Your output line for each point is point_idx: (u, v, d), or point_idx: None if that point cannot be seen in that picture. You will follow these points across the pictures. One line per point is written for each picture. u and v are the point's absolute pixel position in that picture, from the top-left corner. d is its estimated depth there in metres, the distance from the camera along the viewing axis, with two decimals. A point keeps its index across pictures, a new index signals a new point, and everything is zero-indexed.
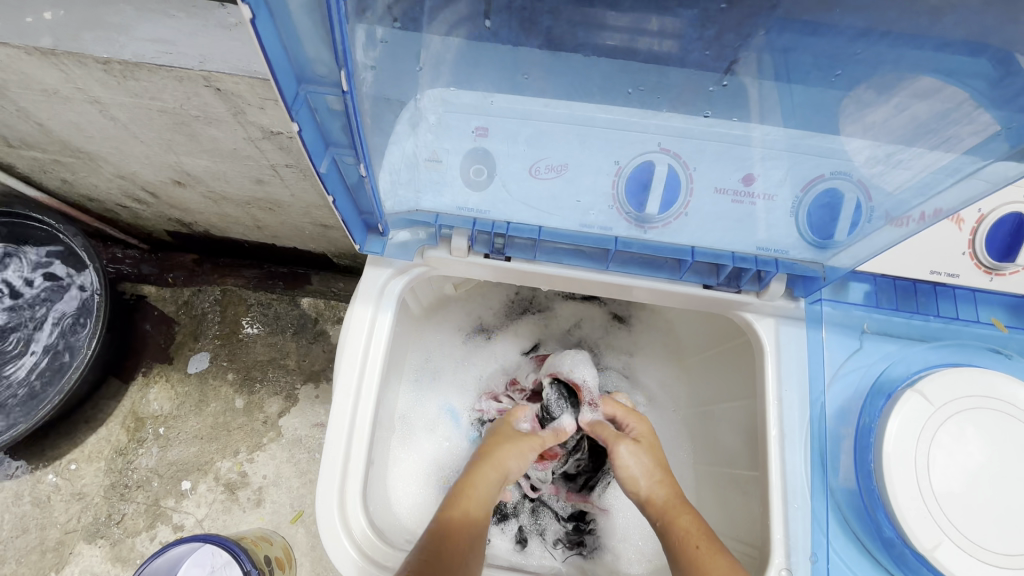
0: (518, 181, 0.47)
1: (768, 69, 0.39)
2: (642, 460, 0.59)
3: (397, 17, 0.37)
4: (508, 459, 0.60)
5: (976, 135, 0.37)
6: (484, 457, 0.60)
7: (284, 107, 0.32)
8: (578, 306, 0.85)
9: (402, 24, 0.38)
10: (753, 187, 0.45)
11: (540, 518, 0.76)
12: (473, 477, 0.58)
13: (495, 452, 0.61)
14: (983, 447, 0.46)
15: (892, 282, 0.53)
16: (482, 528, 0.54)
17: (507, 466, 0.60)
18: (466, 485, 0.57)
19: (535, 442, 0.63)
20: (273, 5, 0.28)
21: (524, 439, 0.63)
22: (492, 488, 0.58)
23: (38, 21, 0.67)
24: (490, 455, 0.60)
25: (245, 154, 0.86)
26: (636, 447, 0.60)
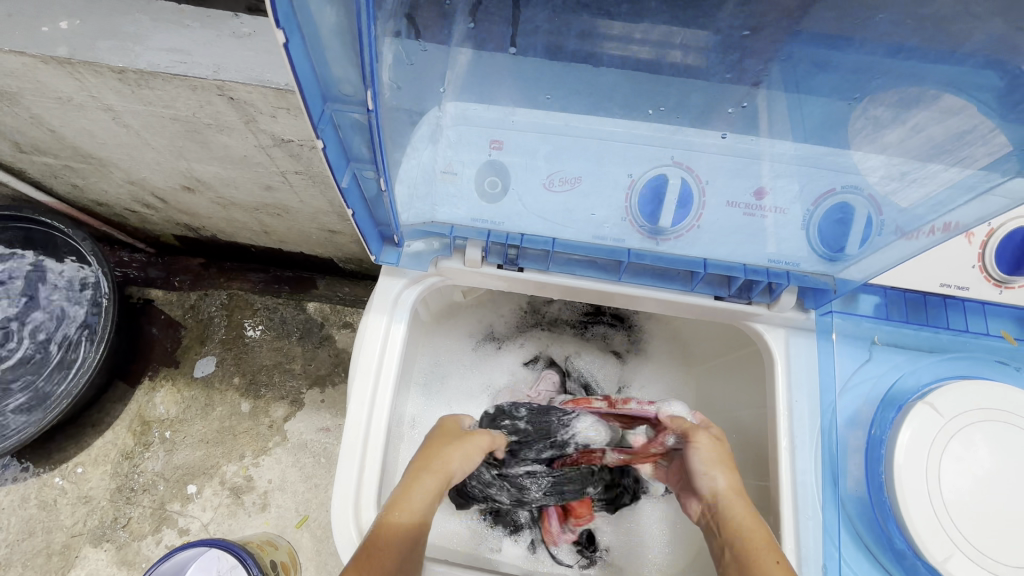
0: (533, 195, 0.48)
1: (791, 89, 0.39)
2: (720, 450, 0.55)
3: (425, 41, 0.37)
4: (447, 475, 0.54)
5: (992, 155, 0.38)
6: (435, 466, 0.54)
7: (311, 126, 0.33)
8: (581, 341, 0.86)
9: (433, 47, 0.38)
10: (764, 202, 0.46)
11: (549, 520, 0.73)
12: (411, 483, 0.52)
13: (429, 456, 0.55)
14: (996, 459, 0.46)
15: (903, 294, 0.54)
16: (422, 534, 0.50)
17: (450, 475, 0.54)
18: (406, 487, 0.51)
19: (478, 447, 0.58)
20: (306, 31, 0.29)
21: (472, 444, 0.58)
22: (429, 496, 0.52)
23: (54, 30, 0.68)
24: (433, 460, 0.54)
25: (255, 161, 0.87)
26: (715, 444, 0.55)
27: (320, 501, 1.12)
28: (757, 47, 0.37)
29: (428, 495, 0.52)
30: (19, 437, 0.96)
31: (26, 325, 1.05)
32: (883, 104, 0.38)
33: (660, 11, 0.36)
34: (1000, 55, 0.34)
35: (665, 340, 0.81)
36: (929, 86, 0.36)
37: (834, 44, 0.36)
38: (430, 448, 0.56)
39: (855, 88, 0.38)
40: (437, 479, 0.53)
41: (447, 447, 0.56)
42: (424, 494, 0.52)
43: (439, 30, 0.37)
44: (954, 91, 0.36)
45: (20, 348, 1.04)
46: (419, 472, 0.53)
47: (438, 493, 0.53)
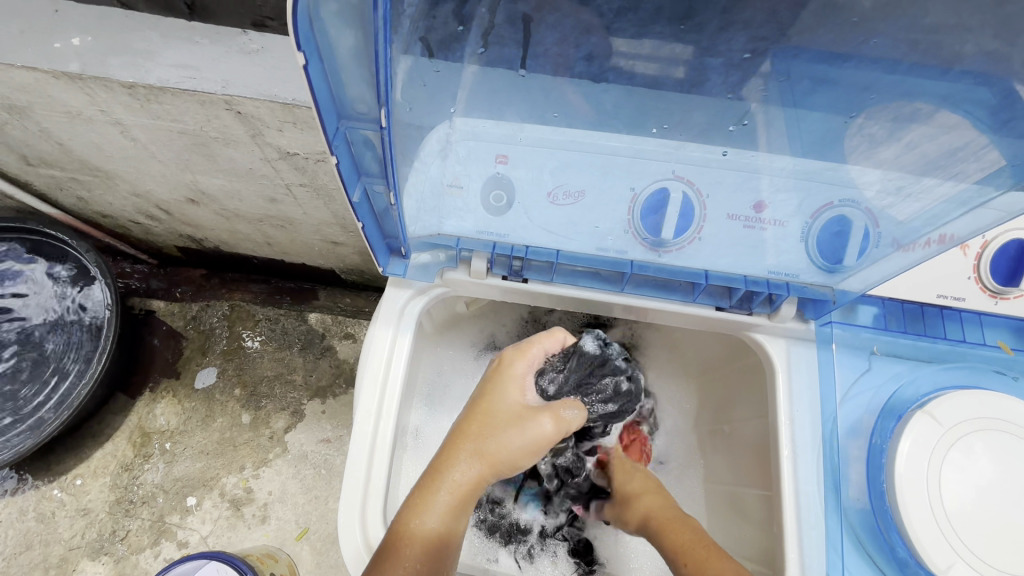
0: (538, 208, 0.49)
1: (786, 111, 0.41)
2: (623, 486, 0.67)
3: (441, 63, 0.39)
4: (496, 466, 0.53)
5: (984, 171, 0.39)
6: (473, 454, 0.52)
7: (326, 142, 0.34)
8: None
9: (444, 68, 0.40)
10: (763, 214, 0.47)
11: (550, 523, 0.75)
12: (446, 463, 0.52)
13: (466, 444, 0.52)
14: (996, 467, 0.47)
15: (900, 305, 0.55)
16: (457, 520, 0.51)
17: (490, 460, 0.52)
18: (439, 470, 0.51)
19: (529, 431, 0.53)
20: (324, 53, 0.30)
21: (518, 429, 0.53)
22: (464, 479, 0.51)
23: (67, 47, 0.70)
24: (469, 445, 0.52)
25: (260, 174, 0.88)
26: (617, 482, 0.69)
27: (320, 513, 1.11)
28: (756, 67, 0.38)
29: (467, 482, 0.51)
30: (20, 449, 0.96)
31: (24, 337, 1.05)
32: (878, 121, 0.39)
33: (663, 34, 0.37)
34: (993, 76, 0.35)
35: (666, 350, 0.81)
36: (922, 106, 0.37)
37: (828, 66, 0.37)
38: (469, 429, 0.53)
39: (852, 107, 0.39)
40: (476, 465, 0.52)
41: (493, 432, 0.53)
42: (461, 484, 0.51)
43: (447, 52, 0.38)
44: (947, 109, 0.37)
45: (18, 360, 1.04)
46: (453, 461, 0.52)
47: (470, 481, 0.51)
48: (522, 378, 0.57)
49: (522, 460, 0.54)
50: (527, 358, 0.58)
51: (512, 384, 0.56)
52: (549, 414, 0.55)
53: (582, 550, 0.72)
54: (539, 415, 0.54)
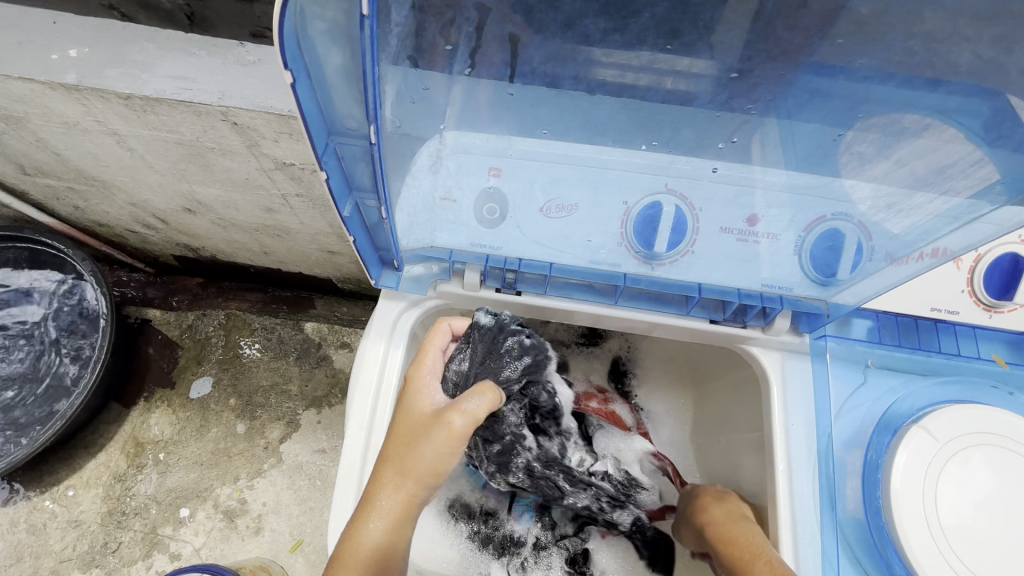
0: (531, 221, 0.49)
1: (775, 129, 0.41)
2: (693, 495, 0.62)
3: (432, 80, 0.39)
4: (421, 481, 0.48)
5: (973, 188, 0.39)
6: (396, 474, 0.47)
7: (315, 158, 0.34)
8: (583, 361, 0.85)
9: (435, 85, 0.40)
10: (756, 228, 0.47)
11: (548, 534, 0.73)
12: (372, 488, 0.48)
13: (388, 467, 0.48)
14: (993, 483, 0.46)
15: (895, 318, 0.55)
16: (392, 545, 0.47)
17: (410, 479, 0.47)
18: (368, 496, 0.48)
19: (440, 438, 0.46)
20: (312, 71, 0.30)
21: (428, 439, 0.47)
22: (389, 503, 0.47)
23: (64, 58, 0.70)
24: (389, 465, 0.48)
25: (256, 184, 0.88)
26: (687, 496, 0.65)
27: (315, 524, 1.10)
28: (746, 84, 0.38)
29: (393, 505, 0.47)
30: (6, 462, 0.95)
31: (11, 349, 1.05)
32: (866, 138, 0.39)
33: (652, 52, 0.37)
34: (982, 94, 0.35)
35: (663, 361, 0.81)
36: (911, 124, 0.37)
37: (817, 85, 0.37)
38: (389, 450, 0.48)
39: (841, 125, 0.39)
40: (399, 485, 0.47)
41: (409, 446, 0.47)
42: (387, 507, 0.47)
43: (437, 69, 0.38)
44: (937, 126, 0.37)
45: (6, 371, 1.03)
46: (380, 486, 0.48)
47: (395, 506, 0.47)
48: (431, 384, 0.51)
49: (445, 466, 0.48)
50: (430, 364, 0.53)
51: (419, 390, 0.51)
52: (454, 410, 0.47)
53: (581, 563, 0.71)
54: (442, 416, 0.47)
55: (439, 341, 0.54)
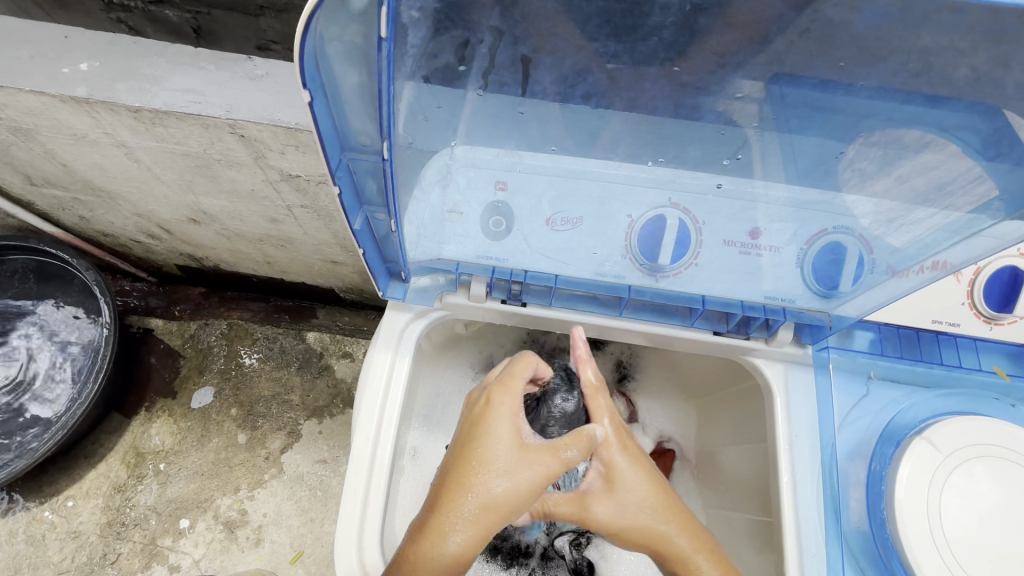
0: (537, 234, 0.49)
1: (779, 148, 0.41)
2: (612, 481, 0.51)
3: (444, 98, 0.39)
4: (507, 509, 0.46)
5: (972, 205, 0.40)
6: (478, 498, 0.45)
7: (329, 173, 0.35)
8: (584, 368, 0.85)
9: (445, 104, 0.40)
10: (759, 241, 0.47)
11: (553, 542, 0.74)
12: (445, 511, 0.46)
13: (467, 482, 0.46)
14: (995, 494, 0.47)
15: (896, 330, 0.55)
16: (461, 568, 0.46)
17: (498, 509, 0.46)
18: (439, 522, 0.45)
19: (538, 475, 0.46)
20: (328, 89, 0.31)
21: (528, 474, 0.46)
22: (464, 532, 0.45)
23: (75, 72, 0.72)
24: (469, 491, 0.45)
25: (262, 196, 0.89)
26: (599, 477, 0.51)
27: (315, 536, 1.10)
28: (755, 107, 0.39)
29: (471, 532, 0.45)
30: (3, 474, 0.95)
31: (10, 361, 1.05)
32: (868, 153, 0.39)
33: (659, 74, 0.37)
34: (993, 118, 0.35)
35: (662, 372, 0.81)
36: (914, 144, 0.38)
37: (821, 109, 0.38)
38: (471, 465, 0.46)
39: (842, 140, 0.39)
40: (480, 513, 0.45)
41: (496, 480, 0.46)
42: (466, 535, 0.45)
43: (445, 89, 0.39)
44: (937, 143, 0.37)
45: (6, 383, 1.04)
46: (458, 500, 0.46)
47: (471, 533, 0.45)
48: (518, 412, 0.49)
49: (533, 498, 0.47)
50: (514, 393, 0.50)
51: (506, 420, 0.48)
52: (554, 454, 0.47)
53: (586, 572, 0.71)
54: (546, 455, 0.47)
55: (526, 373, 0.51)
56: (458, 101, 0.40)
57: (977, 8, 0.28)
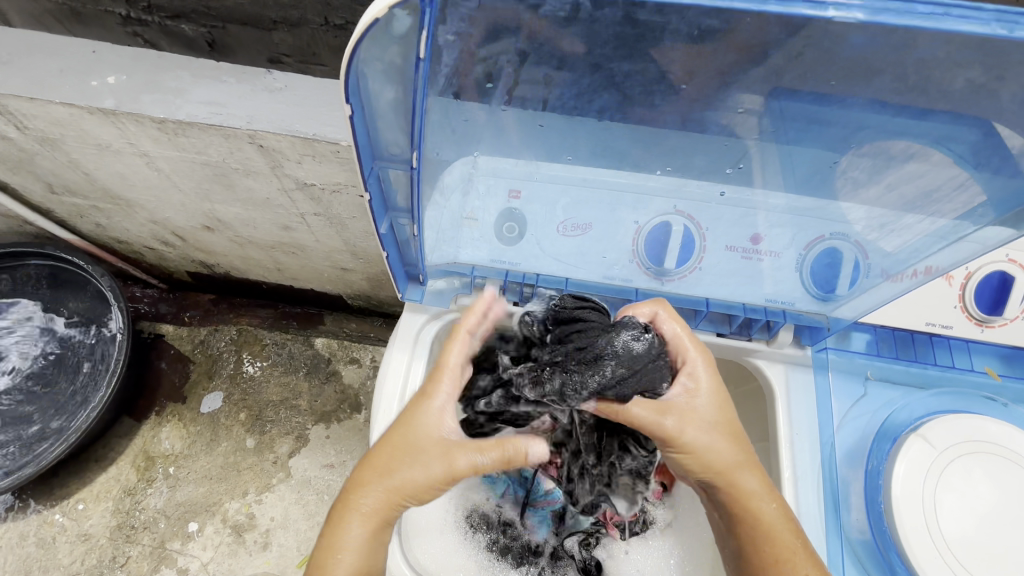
0: (549, 239, 0.52)
1: (781, 163, 0.44)
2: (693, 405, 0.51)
3: (470, 115, 0.42)
4: (404, 500, 0.51)
5: (957, 211, 0.42)
6: (380, 489, 0.50)
7: (362, 180, 0.38)
8: None
9: (472, 120, 0.43)
10: (759, 246, 0.50)
11: (562, 542, 0.75)
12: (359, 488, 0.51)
13: (377, 474, 0.51)
14: (988, 489, 0.49)
15: (891, 332, 0.57)
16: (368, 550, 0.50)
17: (400, 490, 0.51)
18: (356, 495, 0.51)
19: (436, 466, 0.50)
20: (366, 105, 0.34)
21: (423, 466, 0.50)
22: (372, 508, 0.50)
23: (102, 85, 0.75)
24: (381, 471, 0.51)
25: (276, 204, 0.92)
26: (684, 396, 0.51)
27: None
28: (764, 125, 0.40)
29: (373, 511, 0.50)
30: (8, 481, 0.96)
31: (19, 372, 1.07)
32: (858, 164, 0.41)
33: (668, 95, 0.39)
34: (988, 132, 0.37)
35: None
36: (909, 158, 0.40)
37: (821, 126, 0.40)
38: (385, 455, 0.51)
39: (838, 150, 0.41)
40: (387, 496, 0.50)
41: (404, 465, 0.50)
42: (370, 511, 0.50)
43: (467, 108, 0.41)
44: (921, 154, 0.39)
45: (21, 387, 1.06)
46: (365, 487, 0.51)
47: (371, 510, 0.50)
48: (443, 403, 0.52)
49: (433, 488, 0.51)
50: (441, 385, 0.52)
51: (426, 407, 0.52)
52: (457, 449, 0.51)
53: (595, 572, 0.72)
54: (451, 451, 0.51)
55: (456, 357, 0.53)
56: (482, 117, 0.42)
57: (966, 34, 0.30)
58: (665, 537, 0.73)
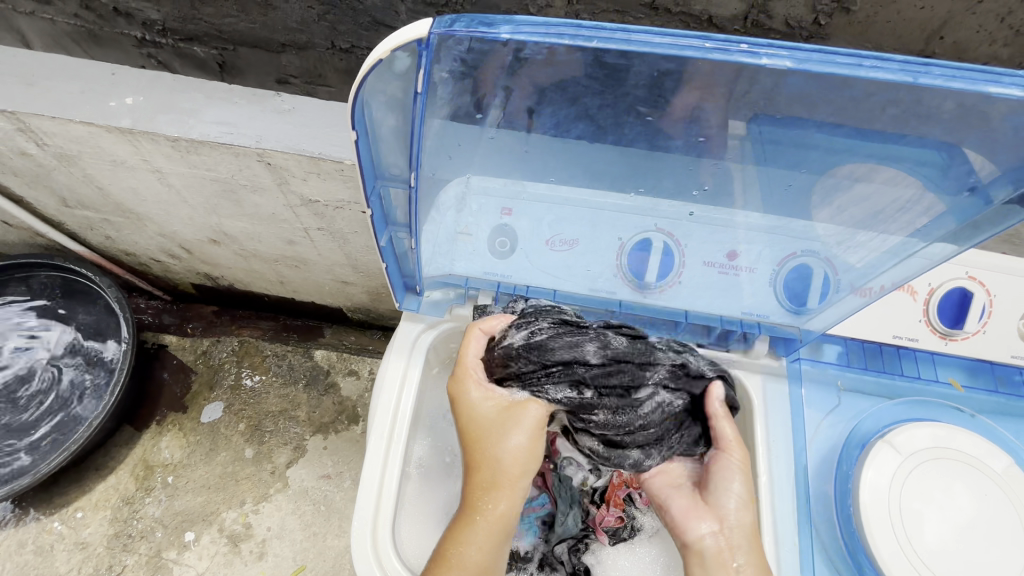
0: (538, 252, 0.56)
1: (746, 188, 0.47)
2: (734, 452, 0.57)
3: (462, 141, 0.46)
4: (514, 500, 0.54)
5: (902, 230, 0.46)
6: (491, 467, 0.54)
7: (364, 197, 0.43)
8: None
9: (462, 145, 0.46)
10: (736, 262, 0.54)
11: (551, 548, 0.77)
12: (474, 483, 0.54)
13: (490, 475, 0.54)
14: (951, 491, 0.52)
15: (861, 345, 0.60)
16: (500, 543, 0.53)
17: (502, 465, 0.54)
18: (473, 493, 0.54)
19: (522, 424, 0.54)
20: (370, 132, 0.39)
21: (514, 429, 0.54)
22: (496, 497, 0.54)
23: (120, 105, 0.79)
24: (482, 457, 0.55)
25: (281, 219, 0.96)
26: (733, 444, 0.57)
27: (317, 550, 1.13)
28: (730, 153, 0.44)
29: (495, 497, 0.54)
30: (8, 490, 0.96)
31: (24, 386, 1.09)
32: (815, 186, 0.45)
33: (638, 124, 0.43)
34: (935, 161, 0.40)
35: None
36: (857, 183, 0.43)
37: (775, 156, 0.43)
38: (481, 461, 0.55)
39: (793, 171, 0.44)
40: (503, 475, 0.54)
41: (494, 441, 0.54)
42: (492, 502, 0.53)
43: (455, 137, 0.45)
44: (864, 178, 0.43)
45: (25, 395, 1.08)
46: (490, 492, 0.54)
47: (496, 498, 0.54)
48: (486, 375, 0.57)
49: (535, 450, 0.55)
50: (474, 375, 0.56)
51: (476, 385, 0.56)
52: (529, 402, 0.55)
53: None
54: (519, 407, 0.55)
55: (475, 349, 0.57)
56: (474, 143, 0.46)
57: (881, 80, 0.34)
58: (655, 547, 0.73)
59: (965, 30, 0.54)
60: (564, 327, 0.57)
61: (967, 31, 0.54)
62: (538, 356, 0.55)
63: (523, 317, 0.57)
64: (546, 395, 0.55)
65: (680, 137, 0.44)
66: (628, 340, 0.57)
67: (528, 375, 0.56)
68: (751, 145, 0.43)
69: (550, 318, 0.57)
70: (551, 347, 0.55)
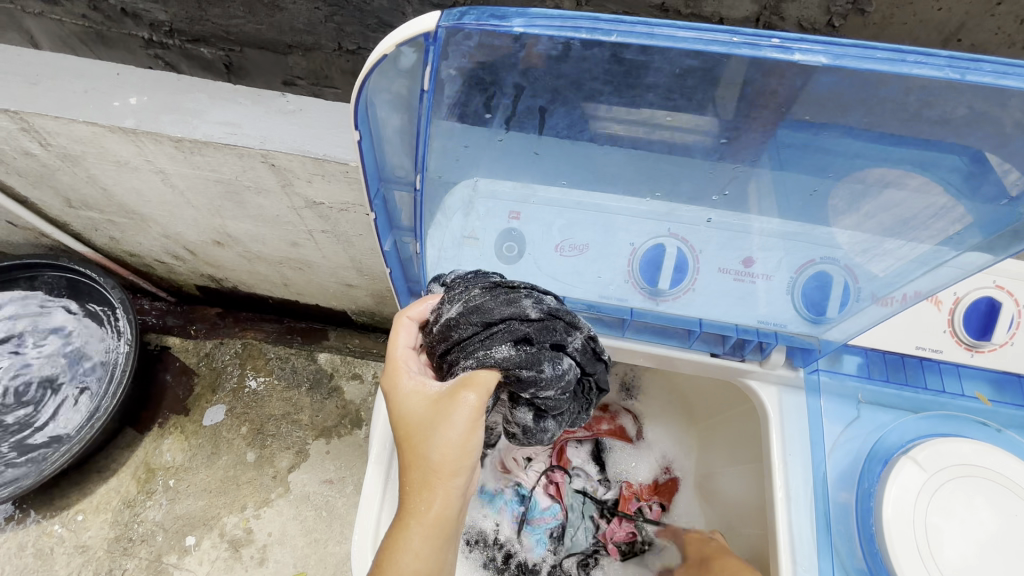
0: (547, 258, 0.54)
1: (766, 194, 0.45)
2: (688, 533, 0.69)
3: (468, 143, 0.44)
4: (450, 499, 0.46)
5: (934, 238, 0.43)
6: (423, 465, 0.46)
7: (367, 199, 0.42)
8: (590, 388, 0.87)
9: (470, 147, 0.45)
10: (752, 269, 0.51)
11: (561, 562, 0.75)
12: (407, 485, 0.46)
13: (421, 474, 0.46)
14: (982, 512, 0.50)
15: (883, 356, 0.58)
16: (437, 547, 0.44)
17: (433, 462, 0.45)
18: (406, 495, 0.46)
19: (456, 412, 0.45)
20: (373, 133, 0.38)
21: (446, 421, 0.45)
22: (429, 495, 0.45)
23: (124, 105, 0.78)
24: (411, 453, 0.47)
25: (285, 221, 0.95)
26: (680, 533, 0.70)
27: (319, 557, 1.11)
28: (751, 158, 0.42)
29: (426, 498, 0.45)
30: (9, 491, 0.95)
31: (26, 386, 1.08)
32: (840, 193, 0.43)
33: (654, 127, 0.42)
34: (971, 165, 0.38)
35: (663, 394, 0.81)
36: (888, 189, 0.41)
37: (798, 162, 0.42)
38: (412, 460, 0.46)
39: (820, 176, 0.42)
40: (434, 473, 0.45)
41: (424, 436, 0.46)
42: (425, 502, 0.45)
43: (464, 139, 0.43)
44: (895, 184, 0.41)
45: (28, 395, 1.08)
46: (421, 491, 0.45)
47: (428, 499, 0.45)
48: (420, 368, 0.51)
49: (473, 443, 0.46)
50: (405, 367, 0.50)
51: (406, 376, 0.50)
52: (467, 384, 0.45)
53: None
54: (454, 392, 0.46)
55: (405, 340, 0.51)
56: (482, 146, 0.45)
57: (923, 77, 0.32)
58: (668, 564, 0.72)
59: (982, 34, 0.51)
60: (496, 287, 0.48)
61: (985, 34, 0.52)
62: (478, 318, 0.46)
63: (451, 291, 0.49)
64: (491, 360, 0.45)
65: (699, 141, 0.42)
66: (551, 299, 0.50)
67: (469, 343, 0.47)
68: (774, 149, 0.41)
69: (479, 283, 0.49)
70: (489, 306, 0.46)
